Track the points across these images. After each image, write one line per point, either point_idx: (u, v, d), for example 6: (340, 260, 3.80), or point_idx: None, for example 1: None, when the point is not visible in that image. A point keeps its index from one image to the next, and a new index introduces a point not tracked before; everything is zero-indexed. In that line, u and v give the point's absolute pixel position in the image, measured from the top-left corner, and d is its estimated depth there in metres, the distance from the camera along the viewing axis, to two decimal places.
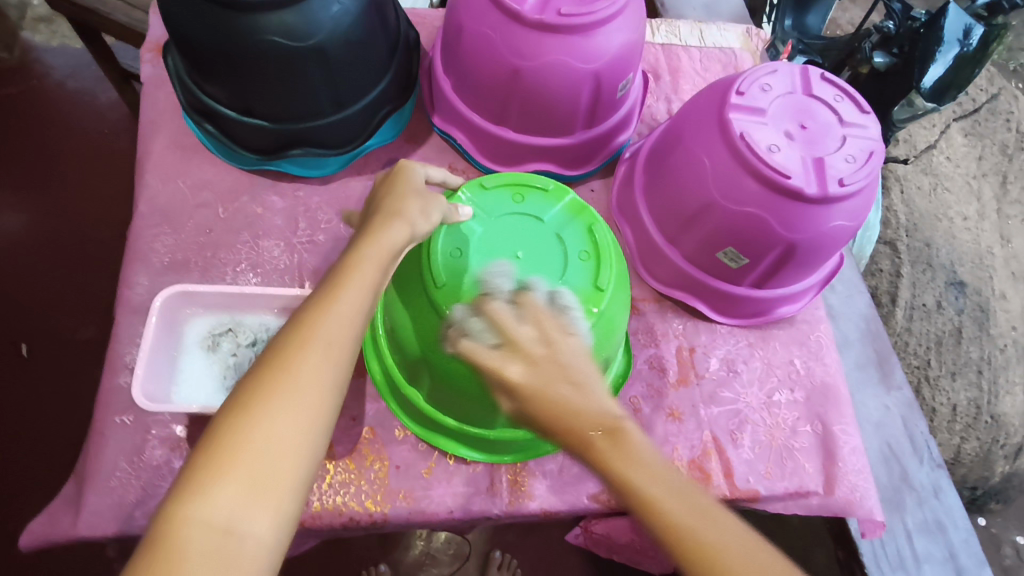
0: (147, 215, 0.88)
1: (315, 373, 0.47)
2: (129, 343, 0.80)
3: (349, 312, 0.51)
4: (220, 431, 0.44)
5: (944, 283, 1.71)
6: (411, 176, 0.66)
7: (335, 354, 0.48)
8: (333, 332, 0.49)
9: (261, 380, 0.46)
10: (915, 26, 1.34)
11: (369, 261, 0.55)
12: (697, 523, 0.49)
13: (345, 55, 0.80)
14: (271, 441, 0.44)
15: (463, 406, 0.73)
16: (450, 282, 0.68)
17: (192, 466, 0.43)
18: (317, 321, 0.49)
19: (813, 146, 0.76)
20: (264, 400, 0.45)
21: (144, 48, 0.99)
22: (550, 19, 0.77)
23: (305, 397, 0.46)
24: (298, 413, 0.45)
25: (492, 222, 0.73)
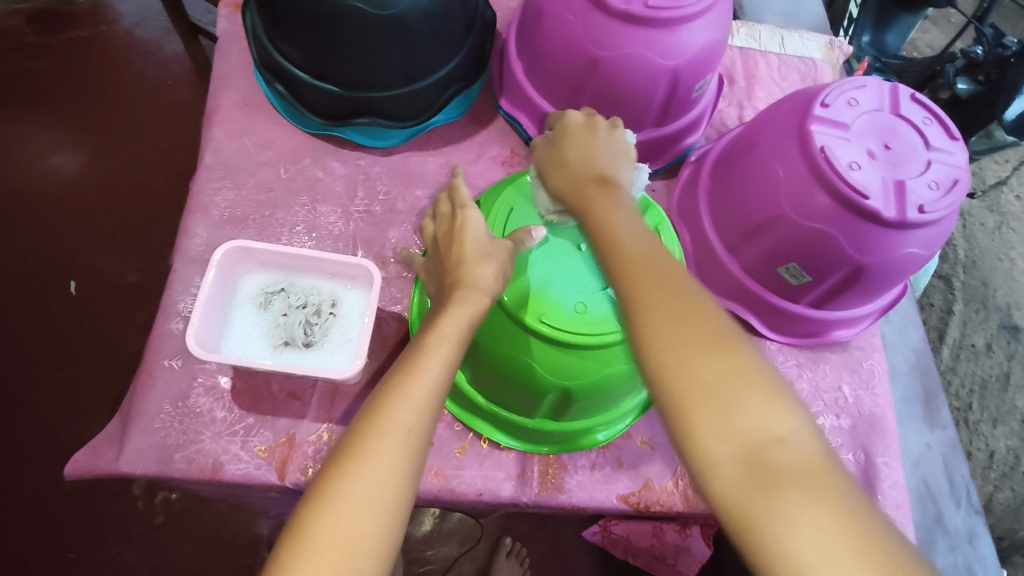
0: (211, 168, 0.89)
1: (390, 466, 0.47)
2: (183, 291, 0.81)
3: (424, 396, 0.50)
4: (297, 534, 0.44)
5: (997, 326, 1.65)
6: (478, 234, 0.63)
7: (409, 442, 0.48)
8: (406, 419, 0.49)
9: (335, 478, 0.46)
10: (1005, 54, 1.28)
11: (445, 333, 0.55)
12: (643, 261, 0.50)
13: (423, 28, 0.80)
14: (351, 534, 0.44)
15: (507, 393, 0.73)
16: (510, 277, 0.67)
17: (272, 561, 0.44)
18: (393, 407, 0.49)
19: (895, 168, 0.73)
20: (340, 501, 0.45)
21: (223, 4, 1.00)
22: (637, 10, 0.76)
23: (380, 488, 0.46)
24: (373, 508, 0.45)
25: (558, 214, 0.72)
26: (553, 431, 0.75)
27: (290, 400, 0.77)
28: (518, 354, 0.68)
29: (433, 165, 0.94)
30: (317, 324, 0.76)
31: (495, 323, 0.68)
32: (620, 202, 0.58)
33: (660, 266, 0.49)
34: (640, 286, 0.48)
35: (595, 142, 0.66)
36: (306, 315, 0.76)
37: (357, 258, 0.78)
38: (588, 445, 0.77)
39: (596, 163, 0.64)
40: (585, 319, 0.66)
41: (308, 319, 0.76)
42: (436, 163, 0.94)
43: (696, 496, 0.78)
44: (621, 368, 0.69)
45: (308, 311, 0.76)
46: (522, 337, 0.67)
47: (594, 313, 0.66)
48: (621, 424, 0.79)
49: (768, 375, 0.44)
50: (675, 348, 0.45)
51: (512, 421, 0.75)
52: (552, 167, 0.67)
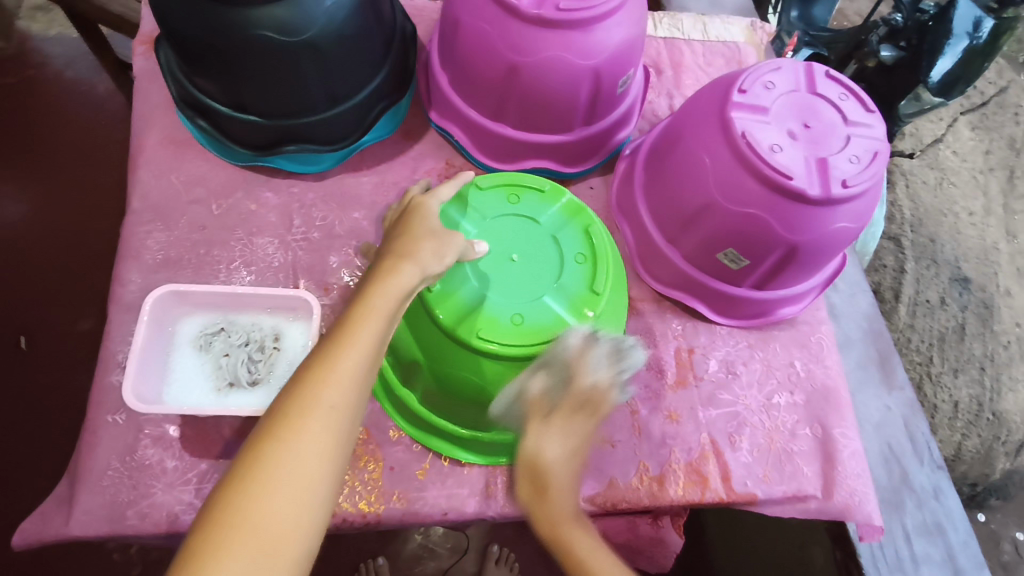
0: (140, 211, 0.87)
1: (313, 443, 0.47)
2: (122, 341, 0.79)
3: (352, 372, 0.49)
4: (217, 509, 0.44)
5: (948, 279, 1.70)
6: (429, 215, 0.63)
7: (338, 422, 0.48)
8: (334, 398, 0.48)
9: (260, 454, 0.46)
10: (925, 19, 1.33)
11: (377, 306, 0.53)
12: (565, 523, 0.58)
13: (339, 50, 0.79)
14: (270, 510, 0.44)
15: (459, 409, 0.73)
16: (443, 290, 0.66)
17: (194, 540, 0.44)
18: (319, 384, 0.48)
19: (816, 146, 0.74)
20: (260, 478, 0.45)
21: (137, 42, 0.97)
22: (549, 14, 0.76)
23: (304, 467, 0.46)
24: (296, 486, 0.45)
25: (488, 222, 0.72)
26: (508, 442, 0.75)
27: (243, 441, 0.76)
28: (465, 369, 0.68)
29: (369, 186, 0.93)
30: (261, 361, 0.74)
31: (438, 340, 0.68)
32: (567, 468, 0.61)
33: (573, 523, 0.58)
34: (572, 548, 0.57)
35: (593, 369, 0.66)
36: (249, 352, 0.74)
37: (296, 289, 0.77)
38: None
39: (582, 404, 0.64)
40: (523, 328, 0.66)
41: (251, 357, 0.74)
42: (372, 183, 0.93)
43: (661, 489, 0.80)
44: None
45: (251, 347, 0.75)
46: (465, 354, 0.67)
47: (531, 323, 0.66)
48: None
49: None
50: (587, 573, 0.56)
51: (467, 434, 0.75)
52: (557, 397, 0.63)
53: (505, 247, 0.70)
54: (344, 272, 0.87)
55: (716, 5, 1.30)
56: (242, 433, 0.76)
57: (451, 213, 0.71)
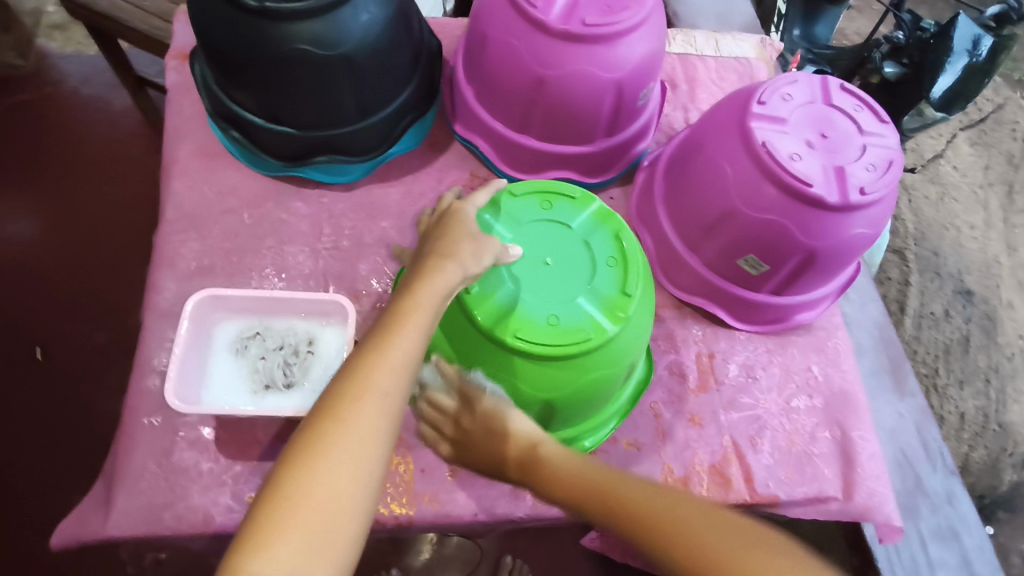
0: (174, 220, 0.89)
1: (367, 426, 0.49)
2: (158, 346, 0.81)
3: (401, 360, 0.52)
4: (276, 486, 0.46)
5: (952, 292, 1.73)
6: (466, 219, 0.65)
7: (388, 404, 0.50)
8: (385, 382, 0.50)
9: (317, 434, 0.48)
10: (925, 37, 1.37)
11: (422, 301, 0.55)
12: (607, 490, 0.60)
13: (373, 63, 0.82)
14: (326, 487, 0.46)
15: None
16: (482, 293, 0.68)
17: (253, 518, 0.46)
18: (372, 369, 0.51)
19: (833, 155, 0.77)
20: (317, 458, 0.47)
21: (170, 57, 1.00)
22: (575, 29, 0.79)
23: (357, 448, 0.48)
24: (352, 465, 0.47)
25: (522, 228, 0.74)
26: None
27: (278, 444, 0.77)
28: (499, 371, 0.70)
29: (396, 196, 0.95)
30: (297, 364, 0.76)
31: (472, 342, 0.70)
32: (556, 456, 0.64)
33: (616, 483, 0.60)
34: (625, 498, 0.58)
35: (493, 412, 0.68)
36: (283, 356, 0.76)
37: (330, 295, 0.79)
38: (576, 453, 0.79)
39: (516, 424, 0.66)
40: (559, 329, 0.68)
41: (287, 361, 0.76)
42: (399, 193, 0.96)
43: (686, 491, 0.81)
44: (598, 375, 0.71)
45: (285, 351, 0.76)
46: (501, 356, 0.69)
47: (566, 323, 0.68)
48: (607, 428, 0.82)
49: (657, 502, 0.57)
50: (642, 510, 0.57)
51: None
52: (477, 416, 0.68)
53: (538, 252, 0.73)
54: (373, 279, 0.89)
55: (724, 22, 1.41)
56: (277, 436, 0.77)
57: (484, 217, 0.74)
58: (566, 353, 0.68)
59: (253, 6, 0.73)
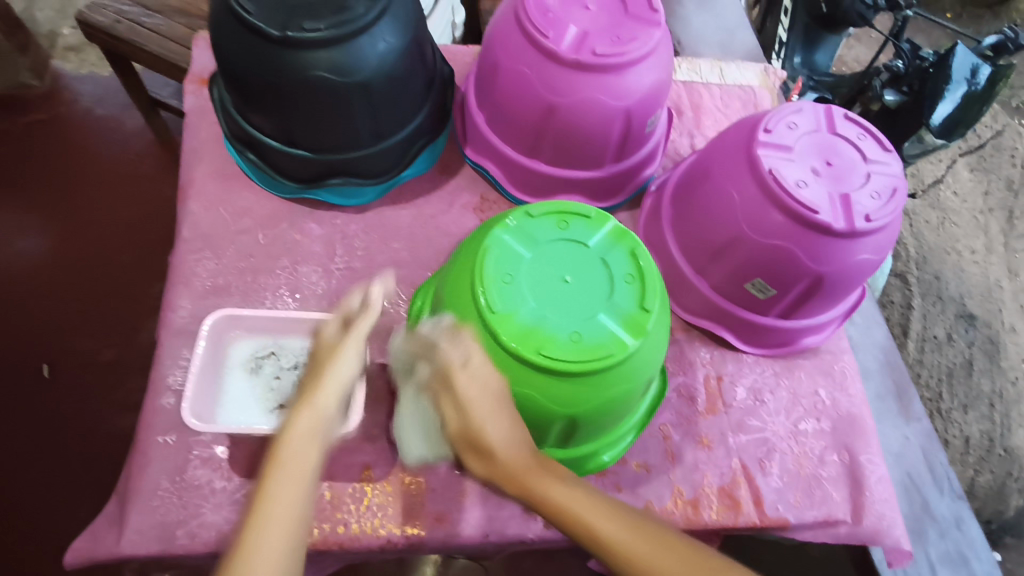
0: (190, 240, 0.91)
1: (297, 481, 0.52)
2: (172, 364, 0.82)
3: (317, 419, 0.57)
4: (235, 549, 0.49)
5: (954, 315, 1.74)
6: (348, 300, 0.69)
7: (311, 458, 0.54)
8: (304, 438, 0.55)
9: (259, 499, 0.51)
10: (924, 66, 1.40)
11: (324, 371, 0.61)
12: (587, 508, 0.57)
13: (388, 90, 0.84)
14: (272, 541, 0.49)
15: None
16: (503, 313, 0.69)
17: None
18: (291, 432, 0.55)
19: (839, 182, 0.79)
20: (262, 518, 0.50)
21: (188, 81, 1.03)
22: (585, 59, 0.81)
23: (292, 500, 0.51)
24: (291, 517, 0.50)
25: (541, 248, 0.76)
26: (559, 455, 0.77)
27: None
28: (521, 389, 0.70)
29: (408, 218, 0.97)
30: None
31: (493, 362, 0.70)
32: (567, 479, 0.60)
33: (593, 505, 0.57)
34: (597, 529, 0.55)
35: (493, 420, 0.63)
36: (298, 375, 0.78)
37: None
38: (596, 468, 0.81)
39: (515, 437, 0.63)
40: (582, 346, 0.69)
41: (300, 380, 0.77)
42: (411, 215, 0.97)
43: (695, 513, 0.82)
44: (618, 391, 0.72)
45: (300, 370, 0.78)
46: (522, 375, 0.69)
47: (589, 340, 0.69)
48: (623, 443, 0.82)
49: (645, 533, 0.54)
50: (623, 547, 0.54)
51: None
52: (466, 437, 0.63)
53: (555, 271, 0.74)
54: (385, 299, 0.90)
55: (726, 52, 1.44)
56: None
57: (502, 237, 0.75)
58: (588, 369, 0.68)
59: (274, 35, 0.75)
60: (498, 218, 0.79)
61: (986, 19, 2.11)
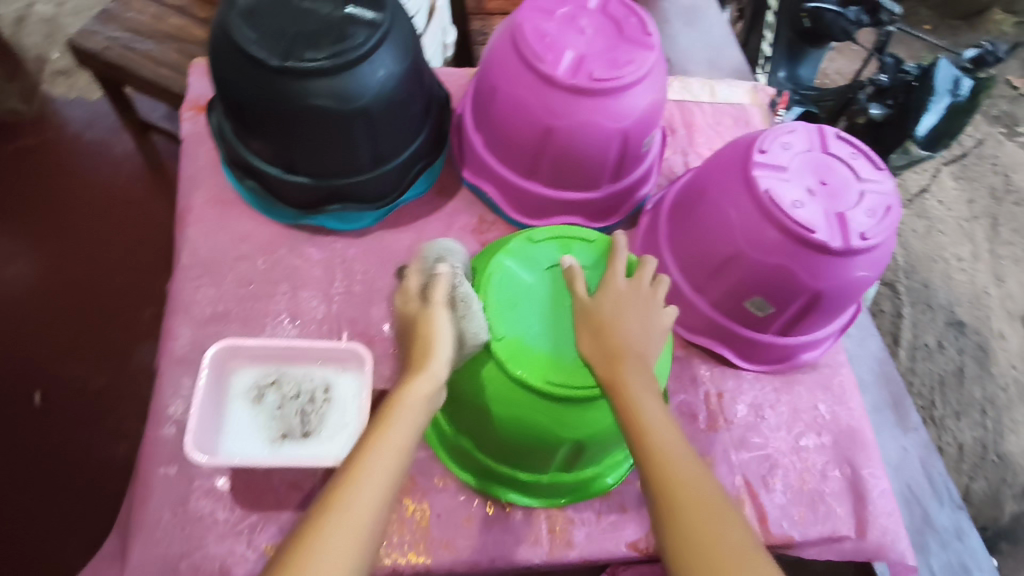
0: (189, 267, 0.91)
1: (363, 503, 0.53)
2: (173, 394, 0.81)
3: (398, 441, 0.57)
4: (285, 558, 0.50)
5: (944, 323, 1.76)
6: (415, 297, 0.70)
7: (383, 482, 0.55)
8: (381, 462, 0.56)
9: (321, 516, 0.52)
10: (908, 79, 1.43)
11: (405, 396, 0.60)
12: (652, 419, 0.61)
13: (388, 115, 0.85)
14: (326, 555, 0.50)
15: (515, 457, 0.76)
16: (510, 340, 0.71)
17: None
18: (368, 452, 0.56)
19: (833, 202, 0.80)
20: (321, 531, 0.51)
21: (185, 107, 1.03)
22: (583, 83, 0.82)
23: (350, 522, 0.52)
24: (350, 536, 0.51)
25: (543, 273, 0.77)
26: (568, 479, 0.78)
27: (293, 491, 0.77)
28: (529, 416, 0.71)
29: (407, 241, 0.97)
30: (313, 412, 0.77)
31: (498, 389, 0.71)
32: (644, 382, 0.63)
33: (659, 422, 0.60)
34: (660, 446, 0.59)
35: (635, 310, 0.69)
36: (301, 404, 0.77)
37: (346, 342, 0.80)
38: (600, 490, 0.80)
39: (636, 333, 0.67)
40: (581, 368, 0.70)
41: (303, 408, 0.77)
42: (410, 238, 0.97)
43: None
44: None
45: (303, 398, 0.77)
46: (528, 401, 0.70)
47: None
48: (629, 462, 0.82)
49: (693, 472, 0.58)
50: (667, 462, 0.58)
51: (527, 479, 0.77)
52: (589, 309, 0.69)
53: (562, 296, 0.75)
54: (386, 323, 0.90)
55: (715, 68, 1.47)
56: (293, 483, 0.77)
57: (505, 262, 0.76)
58: (593, 396, 0.69)
59: (275, 64, 0.76)
60: (500, 242, 0.80)
61: (963, 31, 2.16)
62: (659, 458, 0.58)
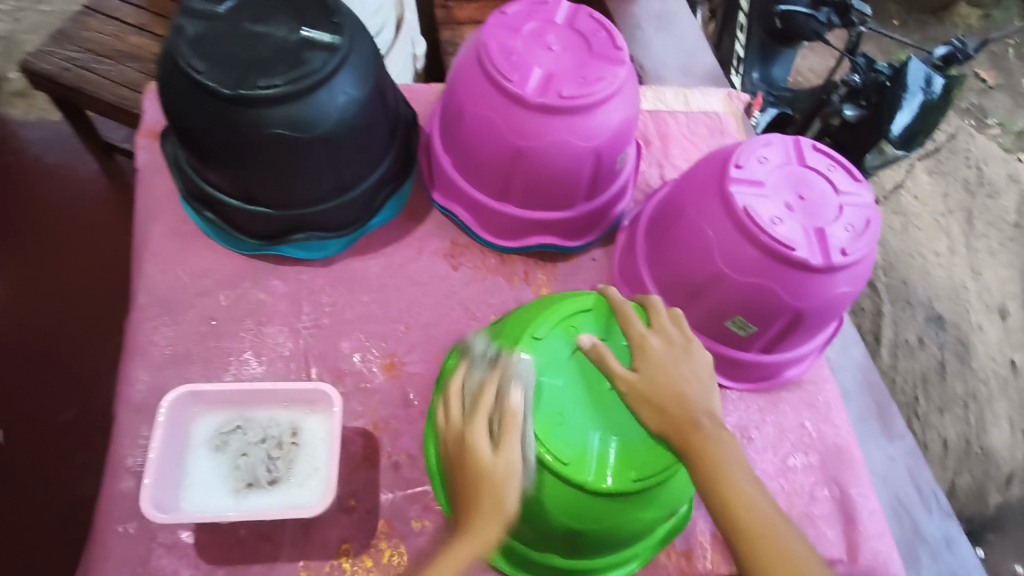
0: (146, 306, 0.86)
1: None
2: (130, 444, 0.77)
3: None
4: None
5: (924, 319, 1.76)
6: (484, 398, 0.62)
7: None
8: None
9: None
10: (880, 79, 1.42)
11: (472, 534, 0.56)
12: (732, 472, 0.55)
13: (350, 141, 0.81)
14: None
15: (600, 551, 0.70)
16: (576, 458, 0.62)
17: None
18: None
19: (813, 216, 0.78)
20: None
21: (140, 135, 0.98)
22: (552, 101, 0.79)
23: None
24: None
25: (564, 367, 0.67)
26: (653, 545, 0.75)
27: (261, 542, 0.73)
28: (596, 519, 0.64)
29: (376, 268, 0.94)
30: (279, 458, 0.73)
31: (581, 506, 0.63)
32: (718, 435, 0.57)
33: (737, 467, 0.55)
34: (740, 498, 0.53)
35: (688, 367, 0.61)
36: (267, 450, 0.73)
37: (313, 381, 0.75)
38: (676, 530, 0.76)
39: (696, 393, 0.59)
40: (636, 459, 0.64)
41: (270, 455, 0.72)
42: (379, 266, 0.94)
43: (689, 564, 0.76)
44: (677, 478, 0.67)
45: (269, 444, 0.73)
46: (617, 505, 0.64)
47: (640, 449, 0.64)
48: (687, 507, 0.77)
49: (778, 521, 0.52)
50: (751, 515, 0.53)
51: (618, 559, 0.72)
52: (646, 390, 0.59)
53: (596, 379, 0.67)
54: (355, 355, 0.87)
55: (688, 74, 1.45)
56: (261, 534, 0.73)
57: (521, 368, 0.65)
58: (673, 470, 0.65)
59: (226, 93, 0.72)
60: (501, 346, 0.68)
61: (932, 25, 2.17)
62: (746, 513, 0.53)
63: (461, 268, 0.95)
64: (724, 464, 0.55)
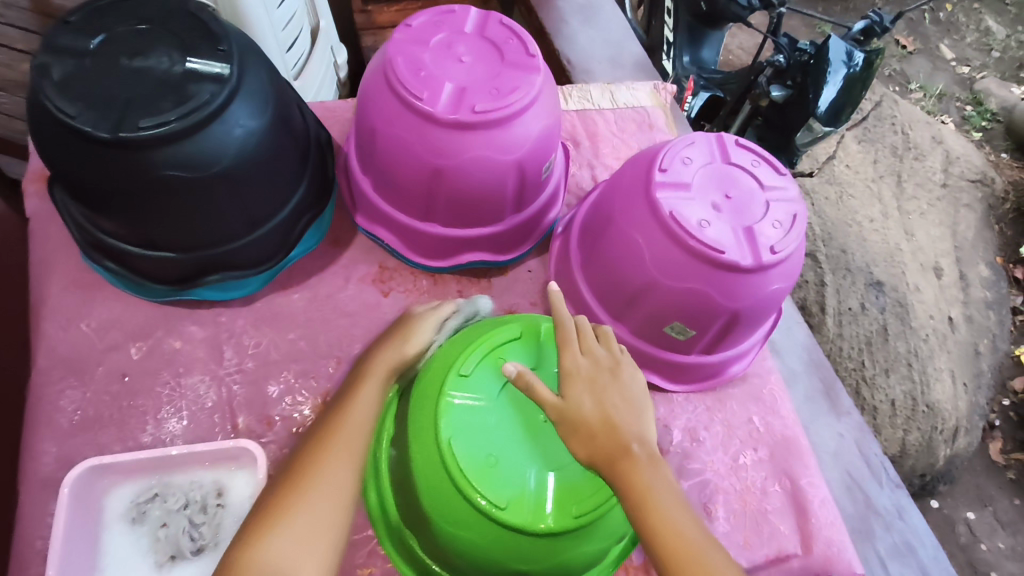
0: (49, 369, 0.80)
1: (340, 454, 0.59)
2: (41, 524, 0.71)
3: (364, 405, 0.64)
4: (274, 504, 0.55)
5: (864, 285, 1.77)
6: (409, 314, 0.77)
7: (360, 430, 0.61)
8: (359, 417, 0.63)
9: (307, 462, 0.58)
10: (804, 58, 1.42)
11: (379, 369, 0.68)
12: (661, 501, 0.54)
13: (255, 175, 0.76)
14: (322, 491, 0.56)
15: None
16: (513, 500, 0.60)
17: (253, 522, 0.54)
18: (346, 412, 0.63)
19: (741, 216, 0.77)
20: (303, 480, 0.57)
21: (28, 180, 0.90)
22: (465, 117, 0.76)
23: (332, 469, 0.58)
24: (335, 483, 0.57)
25: (496, 402, 0.65)
26: (610, 566, 0.72)
27: None
28: (535, 561, 0.62)
29: (300, 302, 0.89)
30: (204, 523, 0.67)
31: (524, 549, 0.61)
32: (652, 463, 0.55)
33: (668, 495, 0.54)
34: (669, 527, 0.53)
35: (616, 391, 0.59)
36: (189, 516, 0.68)
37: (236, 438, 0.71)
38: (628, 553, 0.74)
39: (626, 417, 0.57)
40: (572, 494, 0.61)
41: (193, 521, 0.67)
42: (304, 299, 0.89)
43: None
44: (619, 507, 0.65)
45: (191, 509, 0.68)
46: (559, 543, 0.62)
47: (578, 484, 0.62)
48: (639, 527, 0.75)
49: (707, 547, 0.52)
50: (680, 544, 0.52)
51: None
52: (575, 419, 0.57)
53: (530, 412, 0.65)
54: (285, 399, 0.82)
55: (615, 65, 1.43)
56: None
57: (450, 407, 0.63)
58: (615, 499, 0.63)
59: (104, 136, 0.66)
60: (431, 388, 0.66)
61: None
62: (675, 541, 0.52)
63: (392, 293, 0.91)
64: (655, 492, 0.54)
